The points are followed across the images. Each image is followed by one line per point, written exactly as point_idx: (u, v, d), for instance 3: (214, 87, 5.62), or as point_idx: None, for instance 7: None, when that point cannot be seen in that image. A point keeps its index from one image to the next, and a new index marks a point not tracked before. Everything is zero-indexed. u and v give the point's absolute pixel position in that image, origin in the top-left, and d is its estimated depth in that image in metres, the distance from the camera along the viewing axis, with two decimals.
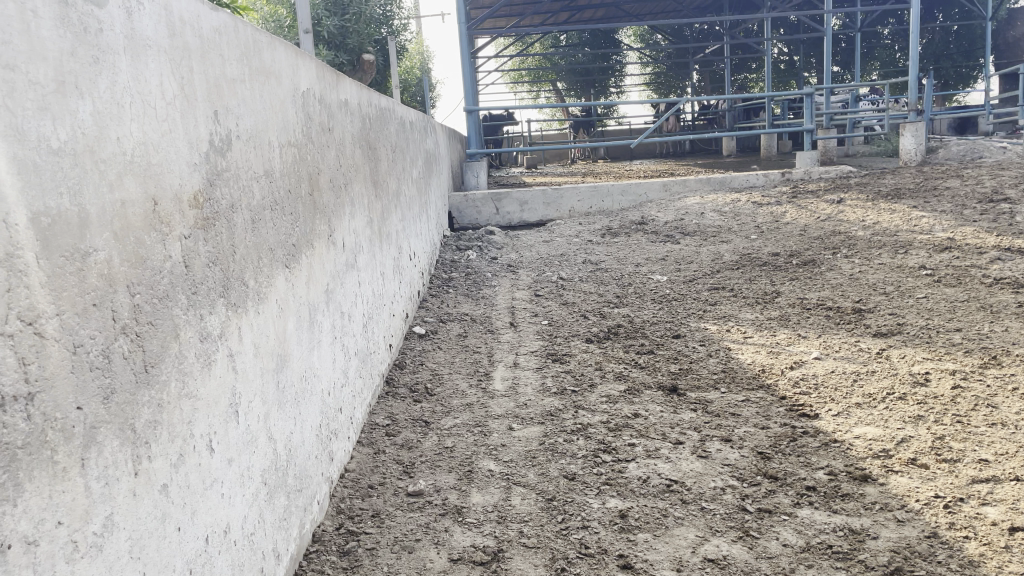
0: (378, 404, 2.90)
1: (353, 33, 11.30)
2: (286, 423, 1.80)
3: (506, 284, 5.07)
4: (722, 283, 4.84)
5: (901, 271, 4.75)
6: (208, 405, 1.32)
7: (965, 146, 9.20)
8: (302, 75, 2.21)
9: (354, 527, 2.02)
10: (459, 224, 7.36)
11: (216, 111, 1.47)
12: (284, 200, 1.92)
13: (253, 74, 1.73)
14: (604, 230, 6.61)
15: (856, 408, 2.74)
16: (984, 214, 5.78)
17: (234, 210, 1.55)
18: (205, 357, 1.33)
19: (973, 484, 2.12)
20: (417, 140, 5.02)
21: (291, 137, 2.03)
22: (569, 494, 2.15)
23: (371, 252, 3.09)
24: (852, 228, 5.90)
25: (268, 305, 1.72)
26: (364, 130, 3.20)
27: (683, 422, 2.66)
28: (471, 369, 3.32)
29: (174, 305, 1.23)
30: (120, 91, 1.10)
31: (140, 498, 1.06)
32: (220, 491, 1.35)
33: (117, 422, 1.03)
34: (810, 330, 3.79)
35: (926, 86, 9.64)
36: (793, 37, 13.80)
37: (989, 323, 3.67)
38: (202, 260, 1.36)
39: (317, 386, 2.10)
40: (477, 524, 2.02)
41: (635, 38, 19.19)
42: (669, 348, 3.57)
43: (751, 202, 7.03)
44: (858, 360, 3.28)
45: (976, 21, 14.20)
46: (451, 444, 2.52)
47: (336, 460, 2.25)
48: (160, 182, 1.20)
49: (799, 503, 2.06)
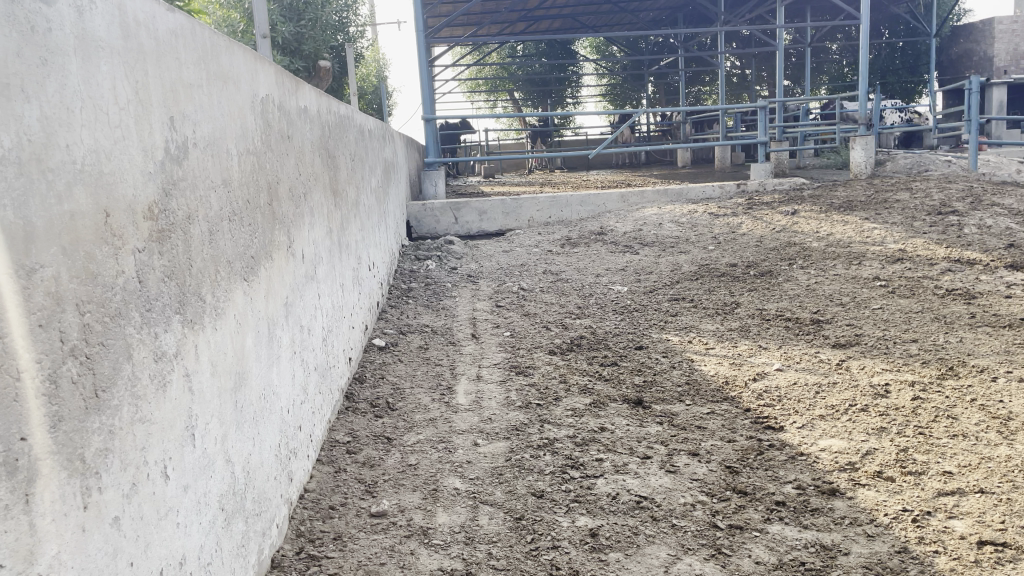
0: (338, 421, 2.82)
1: (309, 39, 11.15)
2: (245, 444, 1.71)
3: (467, 294, 5.01)
4: (682, 294, 4.85)
5: (856, 282, 4.81)
6: (163, 430, 1.24)
7: (912, 159, 9.42)
8: (261, 81, 2.13)
9: (315, 551, 1.94)
10: (417, 233, 7.27)
11: (172, 117, 1.40)
12: (242, 211, 1.84)
13: (210, 79, 1.65)
14: (564, 241, 6.59)
15: (820, 420, 2.74)
16: (933, 226, 5.91)
17: (191, 221, 1.47)
18: (160, 378, 1.25)
19: (940, 497, 2.12)
20: (375, 148, 4.94)
21: (249, 145, 1.95)
22: (537, 512, 2.10)
23: (330, 263, 3.00)
24: (807, 240, 5.97)
25: (226, 319, 1.63)
26: (323, 137, 3.11)
27: (649, 436, 2.63)
28: (433, 382, 3.25)
29: (127, 322, 1.15)
30: (69, 95, 1.02)
31: (90, 535, 0.98)
32: (175, 521, 1.27)
33: (65, 453, 0.95)
34: (770, 341, 3.81)
35: (874, 100, 9.86)
36: (746, 51, 14.05)
37: (944, 334, 3.73)
38: (157, 275, 1.28)
39: (275, 404, 2.01)
40: (445, 546, 1.96)
41: (591, 49, 19.32)
42: (633, 359, 3.55)
43: (707, 213, 7.08)
44: (819, 371, 3.30)
45: (922, 38, 14.65)
46: (415, 461, 2.45)
47: (295, 480, 2.16)
48: (112, 192, 1.12)
49: (769, 519, 2.04)
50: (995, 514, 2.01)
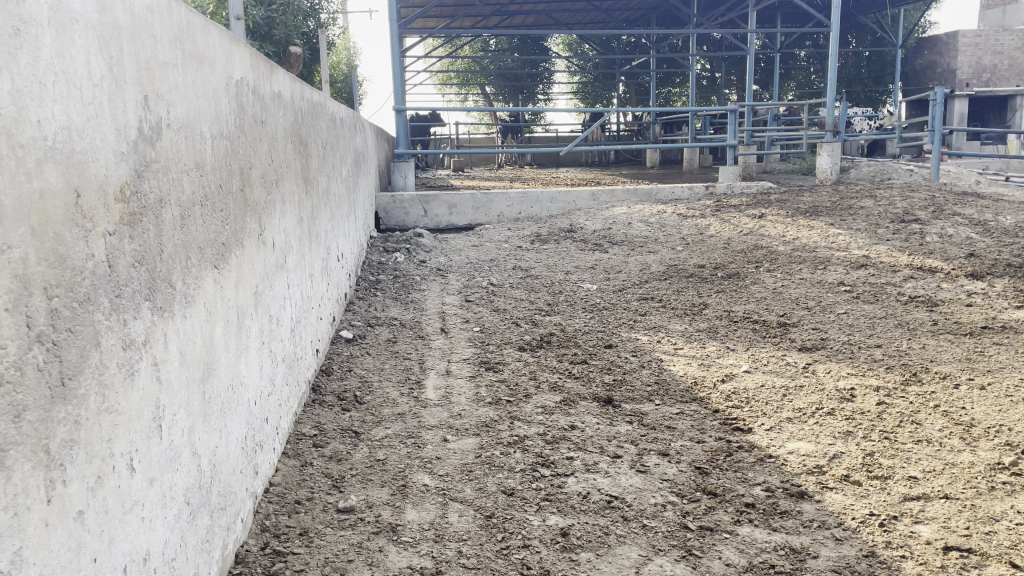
0: (304, 413, 2.77)
1: (280, 24, 10.88)
2: (212, 436, 1.67)
3: (436, 288, 4.98)
4: (650, 293, 4.87)
5: (822, 286, 4.88)
6: (130, 421, 1.20)
7: (875, 166, 9.58)
8: (236, 63, 2.07)
9: (281, 546, 1.90)
10: (386, 225, 7.20)
11: (146, 96, 1.35)
12: (214, 195, 1.78)
13: (186, 59, 1.60)
14: (534, 237, 6.58)
15: (788, 423, 2.76)
16: (896, 233, 6.00)
17: (162, 205, 1.41)
18: (128, 367, 1.20)
19: (905, 502, 2.15)
20: (347, 138, 4.88)
21: (223, 128, 1.90)
22: (508, 510, 2.08)
23: (300, 253, 2.95)
24: (774, 243, 6.04)
25: (196, 307, 1.58)
26: (296, 124, 3.05)
27: (619, 435, 2.63)
28: (402, 376, 3.22)
29: (96, 309, 1.10)
30: (42, 68, 0.97)
31: (53, 530, 0.94)
32: (140, 515, 1.22)
33: (29, 445, 0.90)
34: (738, 342, 3.84)
35: (841, 107, 9.99)
36: (717, 54, 14.13)
37: (907, 340, 3.79)
38: (127, 260, 1.23)
39: (243, 395, 1.96)
40: (413, 543, 1.92)
41: (564, 46, 19.35)
42: (603, 357, 3.56)
43: (676, 214, 7.13)
44: (786, 373, 3.33)
45: (889, 48, 14.91)
46: (383, 456, 2.42)
47: (260, 474, 2.12)
48: (84, 172, 1.07)
49: (739, 521, 2.05)
50: (959, 520, 2.04)
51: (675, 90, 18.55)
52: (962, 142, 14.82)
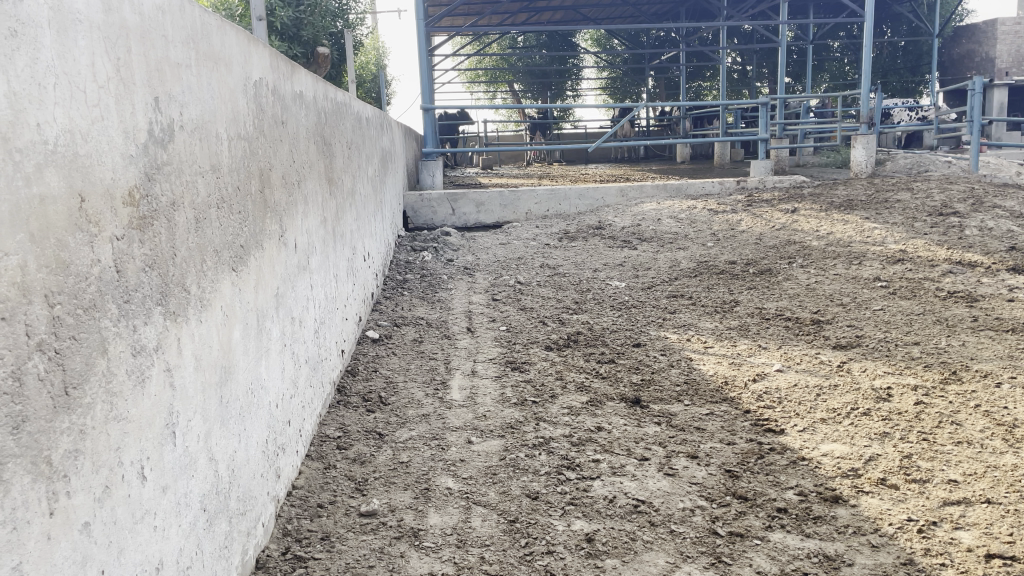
0: (329, 415, 2.75)
1: (308, 25, 10.91)
2: (230, 440, 1.65)
3: (463, 286, 4.95)
4: (680, 291, 4.79)
5: (857, 282, 4.76)
6: (140, 428, 1.18)
7: (912, 159, 9.37)
8: (254, 64, 2.06)
9: (302, 551, 1.88)
10: (414, 224, 7.20)
11: (157, 98, 1.33)
12: (231, 198, 1.76)
13: (200, 60, 1.58)
14: (562, 234, 6.52)
15: (822, 424, 2.68)
16: (934, 227, 5.84)
17: (175, 208, 1.39)
18: (138, 373, 1.18)
19: (945, 507, 2.07)
20: (373, 137, 4.86)
21: (241, 130, 1.88)
22: (532, 515, 2.04)
23: (324, 254, 2.93)
24: (807, 238, 5.92)
25: (212, 311, 1.57)
26: (319, 125, 3.03)
27: (647, 436, 2.58)
28: (427, 377, 3.19)
29: (103, 315, 1.08)
30: (42, 70, 0.95)
31: (56, 543, 0.92)
32: (152, 523, 1.20)
33: (29, 457, 0.88)
34: (770, 340, 3.75)
35: (876, 98, 9.78)
36: (748, 46, 13.90)
37: (946, 337, 3.68)
38: (136, 264, 1.20)
39: (264, 398, 1.94)
40: (435, 549, 1.89)
41: (592, 41, 19.24)
42: (631, 357, 3.50)
43: (707, 209, 7.01)
44: (820, 372, 3.24)
45: (925, 38, 14.58)
46: (407, 459, 2.39)
47: (282, 477, 2.10)
48: (88, 175, 1.05)
49: (770, 527, 1.99)
50: (1002, 527, 1.96)
51: (705, 83, 18.32)
52: (1002, 132, 14.44)
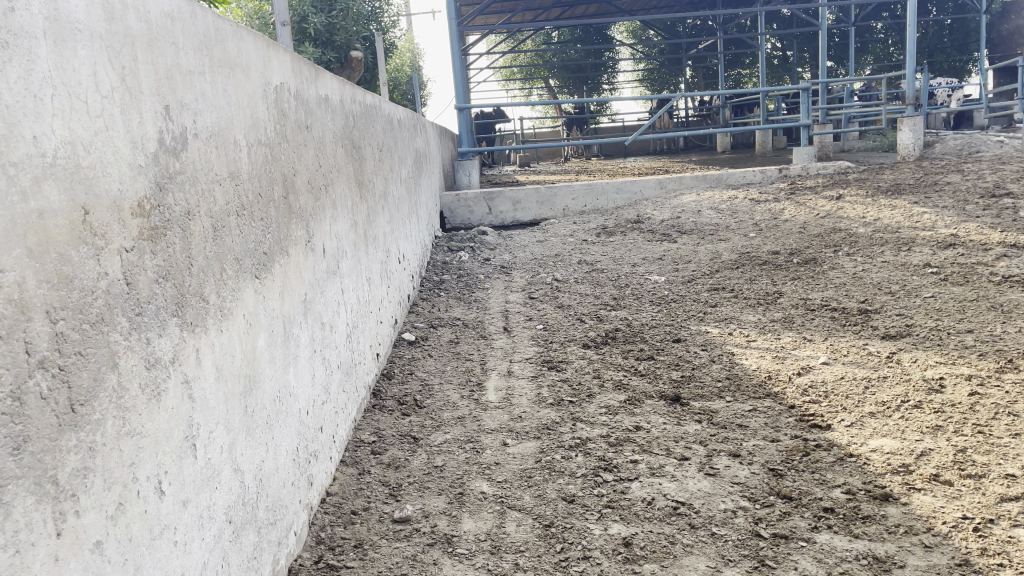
0: (364, 419, 2.74)
1: (341, 30, 10.97)
2: (257, 450, 1.63)
3: (500, 286, 4.91)
4: (722, 284, 4.69)
5: (906, 269, 4.60)
6: (157, 442, 1.16)
7: (962, 139, 9.08)
8: (274, 70, 2.04)
9: (335, 560, 1.86)
10: (451, 224, 7.19)
11: (168, 106, 1.31)
12: (252, 205, 1.75)
13: (214, 66, 1.56)
14: (599, 230, 6.44)
15: (870, 418, 2.58)
16: (987, 210, 5.63)
17: (191, 217, 1.38)
18: (154, 387, 1.16)
19: (1003, 504, 1.96)
20: (406, 138, 4.85)
21: (261, 136, 1.86)
22: (567, 519, 1.99)
23: (355, 258, 2.92)
24: (853, 225, 5.75)
25: (234, 320, 1.55)
26: (347, 129, 3.01)
27: (687, 435, 2.51)
28: (463, 378, 3.16)
29: (112, 329, 1.06)
30: (38, 81, 0.93)
31: (63, 564, 0.90)
32: (172, 538, 1.19)
33: (32, 477, 0.86)
34: (815, 332, 3.64)
35: (922, 79, 9.48)
36: (788, 31, 13.60)
37: (1002, 324, 3.53)
38: (149, 276, 1.19)
39: (293, 405, 1.93)
40: (469, 555, 1.86)
41: (628, 33, 19.06)
42: (670, 353, 3.42)
43: (748, 199, 6.87)
44: (868, 364, 3.13)
45: (972, 14, 14.12)
46: (441, 462, 2.36)
47: (315, 484, 2.08)
48: (92, 188, 1.04)
49: (816, 527, 1.91)
50: None
51: (745, 71, 18.01)
52: None
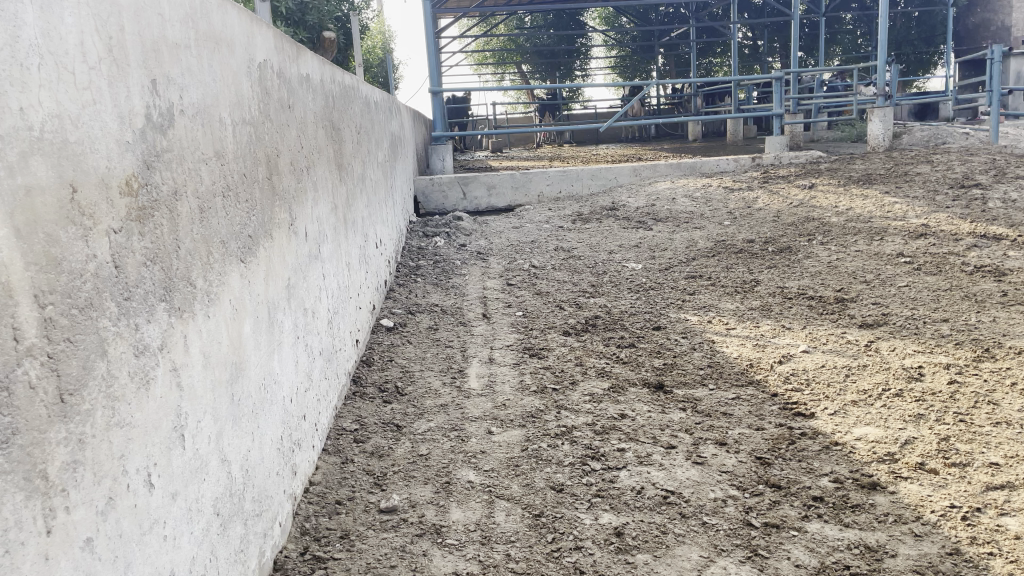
0: (345, 407, 2.69)
1: (313, 9, 10.75)
2: (243, 440, 1.58)
3: (477, 272, 4.87)
4: (699, 272, 4.68)
5: (879, 258, 4.64)
6: (146, 434, 1.10)
7: (928, 130, 9.19)
8: (258, 45, 1.97)
9: (321, 551, 1.82)
10: (425, 209, 7.10)
11: (155, 81, 1.24)
12: (238, 185, 1.69)
13: (200, 40, 1.49)
14: (575, 216, 6.42)
15: (853, 406, 2.59)
16: (956, 200, 5.70)
17: (178, 196, 1.32)
18: (143, 375, 1.11)
19: (988, 492, 1.98)
20: (382, 121, 4.77)
21: (246, 114, 1.80)
22: (557, 509, 1.96)
23: (335, 242, 2.86)
24: (826, 214, 5.78)
25: (220, 305, 1.49)
26: (327, 109, 2.94)
27: (673, 423, 2.50)
28: (444, 365, 3.12)
29: (101, 315, 1.00)
30: (23, 49, 0.87)
31: (55, 563, 0.85)
32: (162, 533, 1.14)
33: (21, 473, 0.81)
34: (794, 320, 3.66)
35: (892, 70, 9.57)
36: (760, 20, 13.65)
37: (976, 313, 3.57)
38: (137, 258, 1.13)
39: (277, 393, 1.88)
40: (459, 546, 1.83)
41: (601, 19, 19.02)
42: (652, 341, 3.41)
43: (722, 187, 6.88)
44: (847, 353, 3.15)
45: (939, 8, 14.30)
46: (425, 451, 2.32)
47: (299, 474, 2.03)
48: (80, 164, 0.98)
49: (807, 517, 1.90)
50: None
51: (716, 59, 18.10)
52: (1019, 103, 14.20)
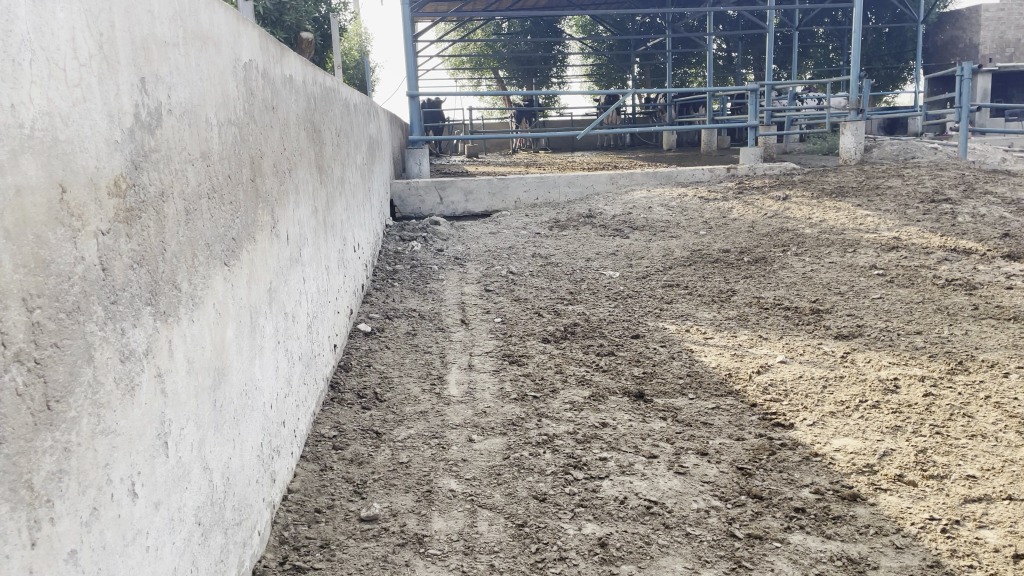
0: (323, 412, 2.65)
1: (290, 9, 10.65)
2: (224, 447, 1.54)
3: (454, 277, 4.84)
4: (676, 280, 4.70)
5: (853, 270, 4.70)
6: (130, 442, 1.07)
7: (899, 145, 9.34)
8: (243, 44, 1.93)
9: (300, 561, 1.78)
10: (401, 213, 7.06)
11: (144, 79, 1.21)
12: (222, 186, 1.65)
13: (188, 38, 1.46)
14: (552, 223, 6.42)
15: (831, 417, 2.61)
16: (926, 214, 5.80)
17: (164, 198, 1.29)
18: (128, 381, 1.08)
19: (966, 505, 2.00)
20: (360, 124, 4.73)
21: (231, 115, 1.77)
22: (541, 518, 1.95)
23: (315, 245, 2.82)
24: (800, 226, 5.84)
25: (204, 309, 1.46)
26: (309, 111, 2.91)
27: (654, 432, 2.49)
28: (423, 371, 3.09)
29: (88, 319, 0.97)
30: (16, 44, 0.84)
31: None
32: (144, 544, 1.11)
33: (5, 483, 0.78)
34: (771, 331, 3.68)
35: (864, 85, 9.73)
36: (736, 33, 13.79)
37: (948, 326, 3.62)
38: (124, 261, 1.10)
39: (258, 399, 1.84)
40: (442, 556, 1.80)
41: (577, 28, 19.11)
42: (631, 349, 3.41)
43: (698, 197, 6.93)
44: (824, 364, 3.17)
45: (910, 25, 14.56)
46: (406, 459, 2.29)
47: (278, 481, 2.00)
48: (70, 164, 0.95)
49: (789, 528, 1.91)
50: None
51: (691, 70, 18.24)
52: (986, 120, 14.50)
